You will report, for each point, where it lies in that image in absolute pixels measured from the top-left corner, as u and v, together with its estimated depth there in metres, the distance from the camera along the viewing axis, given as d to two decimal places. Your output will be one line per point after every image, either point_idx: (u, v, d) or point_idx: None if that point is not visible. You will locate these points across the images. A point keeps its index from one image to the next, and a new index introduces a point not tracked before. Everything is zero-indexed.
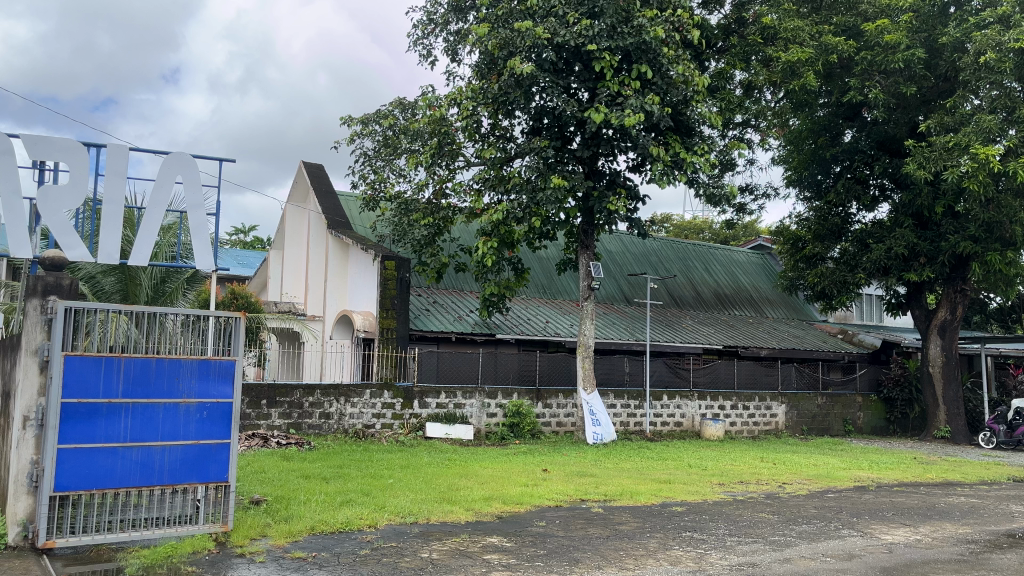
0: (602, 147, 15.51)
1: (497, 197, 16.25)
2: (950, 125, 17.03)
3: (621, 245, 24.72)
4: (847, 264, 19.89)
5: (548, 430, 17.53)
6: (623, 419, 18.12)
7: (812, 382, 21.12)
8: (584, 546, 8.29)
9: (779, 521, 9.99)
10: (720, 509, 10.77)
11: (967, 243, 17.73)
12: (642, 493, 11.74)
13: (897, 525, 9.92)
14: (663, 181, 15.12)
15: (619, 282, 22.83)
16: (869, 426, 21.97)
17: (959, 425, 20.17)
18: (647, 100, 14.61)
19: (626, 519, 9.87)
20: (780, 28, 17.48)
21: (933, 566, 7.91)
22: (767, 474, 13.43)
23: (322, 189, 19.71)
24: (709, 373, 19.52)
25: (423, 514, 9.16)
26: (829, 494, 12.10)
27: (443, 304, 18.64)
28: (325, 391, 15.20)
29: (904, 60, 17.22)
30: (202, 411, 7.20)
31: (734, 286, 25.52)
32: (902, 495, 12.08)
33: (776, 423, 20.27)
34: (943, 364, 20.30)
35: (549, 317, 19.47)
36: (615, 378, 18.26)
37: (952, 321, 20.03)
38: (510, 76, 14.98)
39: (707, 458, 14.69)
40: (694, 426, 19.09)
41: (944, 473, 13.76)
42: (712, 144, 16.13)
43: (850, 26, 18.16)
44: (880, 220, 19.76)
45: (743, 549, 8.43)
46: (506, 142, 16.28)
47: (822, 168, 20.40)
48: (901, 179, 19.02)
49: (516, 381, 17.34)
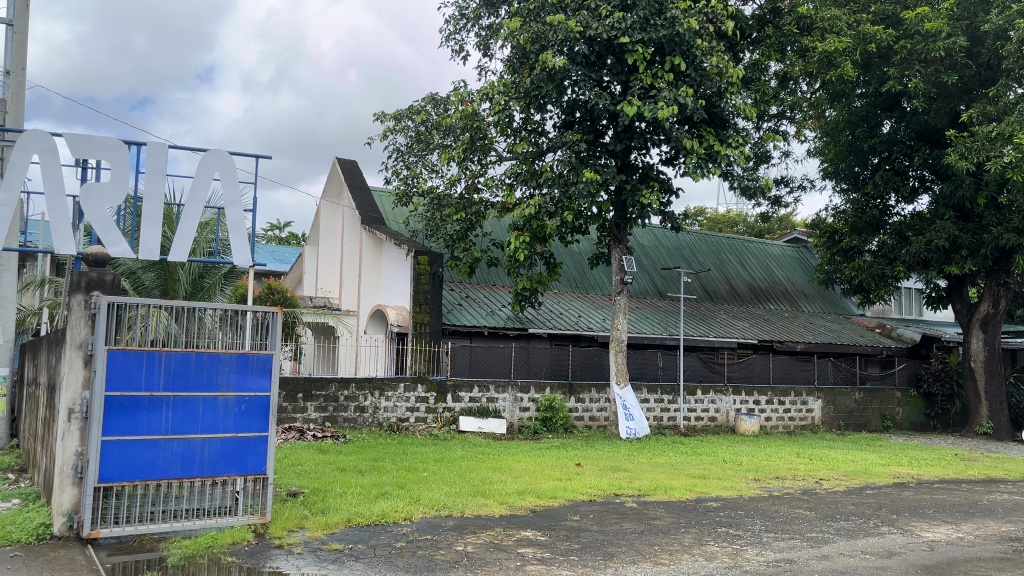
0: (635, 140, 15.38)
1: (529, 191, 16.24)
2: (993, 115, 16.62)
3: (654, 239, 24.58)
4: (886, 257, 19.57)
5: (581, 424, 17.48)
6: (656, 414, 18.03)
7: (848, 377, 20.84)
8: (619, 541, 8.28)
9: (817, 517, 9.88)
10: (756, 504, 10.67)
11: (1011, 235, 17.28)
12: (676, 488, 11.69)
13: (937, 522, 9.74)
14: (697, 174, 14.99)
15: (652, 277, 22.71)
16: (908, 422, 21.60)
17: (1003, 421, 19.68)
18: (681, 92, 14.49)
19: (660, 514, 9.84)
20: (817, 18, 17.22)
21: (975, 565, 7.76)
22: (804, 470, 13.27)
23: (355, 184, 19.84)
24: (744, 367, 19.39)
25: (458, 507, 9.22)
26: (868, 491, 11.92)
27: (476, 298, 18.71)
28: (360, 384, 15.33)
29: (944, 48, 16.83)
30: (240, 405, 7.30)
31: (769, 280, 25.22)
32: (943, 492, 11.86)
33: (812, 419, 20.02)
34: (985, 360, 19.84)
35: (582, 312, 19.38)
36: (649, 372, 18.24)
37: (995, 315, 19.55)
38: (542, 70, 14.93)
39: (741, 453, 14.58)
40: (728, 422, 18.94)
41: (987, 470, 13.45)
42: (746, 136, 15.94)
43: (889, 14, 17.80)
44: (919, 211, 19.32)
45: (780, 546, 8.35)
46: (538, 136, 16.26)
47: (859, 160, 20.02)
48: (942, 170, 18.63)
49: (549, 376, 17.32)
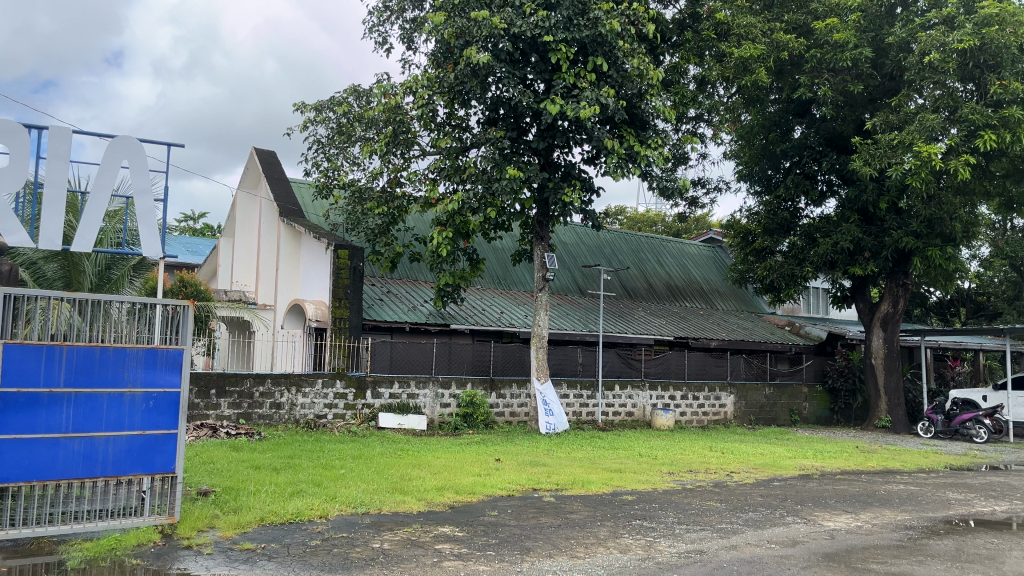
0: (557, 138, 15.51)
1: (453, 186, 16.19)
2: (895, 123, 17.07)
3: (576, 237, 24.87)
4: (795, 258, 20.31)
5: (501, 420, 17.55)
6: (575, 409, 18.30)
7: (759, 373, 21.57)
8: (535, 535, 8.38)
9: (727, 509, 10.22)
10: (669, 497, 10.97)
11: (910, 238, 18.16)
12: (593, 482, 11.89)
13: (838, 512, 10.21)
14: (618, 174, 15.23)
15: (573, 274, 22.96)
16: (815, 416, 22.48)
17: (900, 415, 20.60)
18: (603, 92, 14.71)
19: (577, 507, 10.00)
20: (733, 25, 17.80)
21: (872, 552, 8.19)
22: (716, 463, 13.68)
23: (274, 175, 19.38)
24: (660, 363, 19.81)
25: (375, 504, 9.13)
26: (775, 483, 12.40)
27: (398, 293, 18.53)
28: (276, 380, 15.01)
29: (852, 58, 17.50)
30: (148, 402, 7.06)
31: (685, 279, 25.85)
32: (844, 483, 12.44)
33: (725, 413, 20.64)
34: (884, 356, 20.78)
35: (504, 307, 19.43)
36: (569, 368, 18.42)
37: (894, 314, 20.52)
38: (466, 65, 14.92)
39: (656, 447, 14.92)
40: (645, 416, 19.33)
41: (884, 462, 14.15)
42: (665, 137, 16.32)
43: (800, 23, 18.43)
44: (827, 214, 20.09)
45: (692, 537, 8.60)
46: (462, 132, 16.23)
47: (772, 163, 20.69)
48: (848, 176, 19.40)
49: (470, 372, 17.34)
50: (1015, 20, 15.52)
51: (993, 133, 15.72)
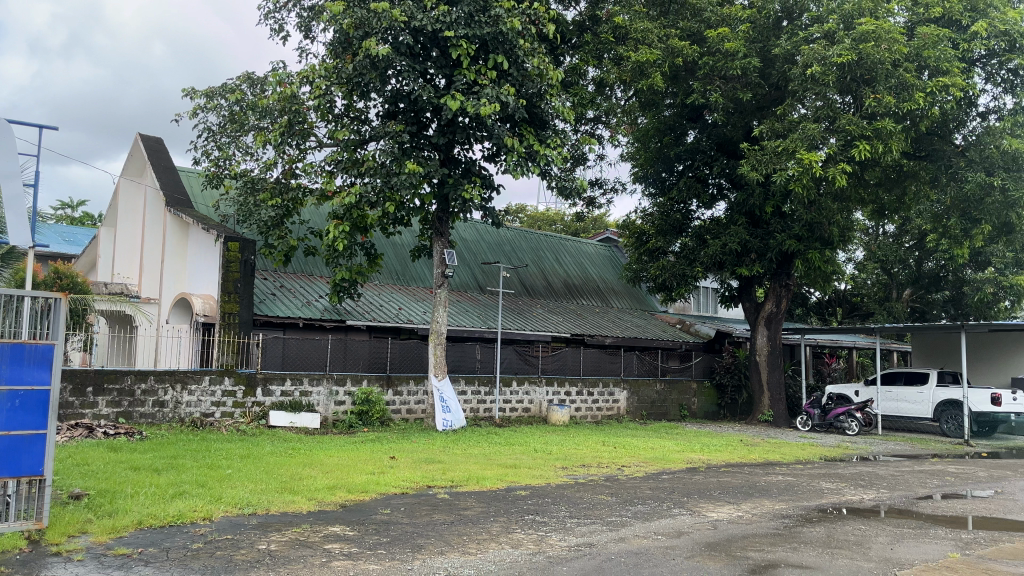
0: (457, 135, 15.46)
1: (350, 179, 15.88)
2: (780, 132, 17.86)
3: (476, 234, 24.90)
4: (686, 258, 20.99)
5: (397, 417, 17.38)
6: (473, 406, 18.34)
7: (651, 369, 22.20)
8: (427, 532, 8.33)
9: (617, 502, 10.46)
10: (562, 492, 11.14)
11: (792, 241, 19.06)
12: (487, 478, 11.94)
13: (722, 503, 10.61)
14: (517, 172, 15.29)
15: (472, 270, 22.96)
16: (703, 411, 23.32)
17: (781, 410, 21.59)
18: (503, 90, 14.75)
19: (471, 504, 10.01)
20: (630, 29, 18.33)
21: (751, 540, 8.56)
22: (608, 458, 13.97)
23: (160, 163, 18.54)
24: (557, 359, 20.09)
25: (262, 505, 8.87)
26: (664, 476, 12.79)
27: (291, 288, 18.05)
28: (160, 377, 14.39)
29: (741, 67, 18.10)
30: (13, 400, 6.60)
31: (583, 277, 26.28)
32: (728, 475, 12.95)
33: (618, 409, 21.15)
34: (768, 354, 21.72)
35: (402, 304, 19.21)
36: (467, 365, 18.41)
37: (777, 313, 21.47)
38: (364, 57, 14.67)
39: (551, 443, 15.09)
40: (541, 412, 19.56)
41: (766, 455, 14.79)
42: (564, 138, 16.52)
43: (694, 31, 18.95)
44: (717, 217, 20.86)
45: (582, 531, 8.75)
46: (360, 125, 15.97)
47: (666, 166, 21.30)
48: (737, 180, 20.20)
49: (366, 369, 17.08)
50: (889, 38, 16.36)
51: (867, 143, 16.62)
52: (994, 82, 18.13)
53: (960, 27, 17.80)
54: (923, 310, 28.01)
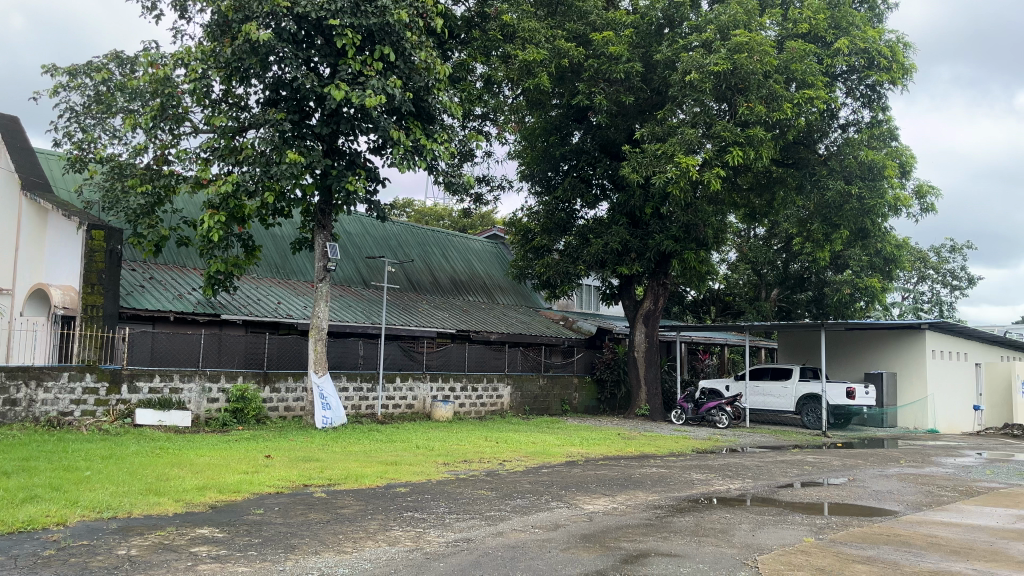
0: (341, 125, 15.13)
1: (227, 168, 15.29)
2: (660, 135, 18.47)
3: (360, 227, 24.49)
4: (570, 256, 21.38)
5: (275, 415, 16.88)
6: (355, 402, 18.03)
7: (534, 364, 22.50)
8: (302, 532, 8.12)
9: (496, 496, 10.53)
10: (442, 488, 11.12)
11: (670, 242, 19.77)
12: (367, 475, 11.77)
13: (598, 496, 10.87)
14: (403, 166, 15.09)
15: (355, 264, 22.57)
16: (584, 406, 23.85)
17: (657, 404, 22.33)
18: (389, 82, 14.57)
19: (348, 502, 9.83)
20: (518, 28, 18.48)
21: (624, 531, 8.81)
22: (489, 453, 14.04)
23: (15, 144, 17.24)
24: (442, 355, 20.06)
25: (124, 508, 8.40)
26: (543, 470, 12.99)
27: (162, 280, 17.19)
28: (12, 373, 13.37)
29: (624, 71, 18.70)
30: None
31: (468, 274, 26.31)
32: (605, 468, 13.29)
33: (501, 404, 21.32)
34: (646, 350, 22.41)
35: (281, 298, 18.64)
36: (349, 361, 18.13)
37: (655, 311, 22.20)
38: (244, 42, 14.16)
39: (433, 439, 15.04)
40: (424, 408, 19.47)
41: (642, 447, 15.27)
42: (451, 133, 16.49)
43: (580, 33, 19.32)
44: (599, 216, 21.35)
45: (460, 526, 8.76)
46: (239, 111, 15.40)
47: (551, 165, 21.63)
48: (619, 181, 20.77)
49: (242, 365, 16.49)
50: (761, 50, 17.19)
51: (740, 149, 17.43)
52: (854, 97, 19.40)
53: (825, 43, 18.91)
54: (789, 309, 29.87)
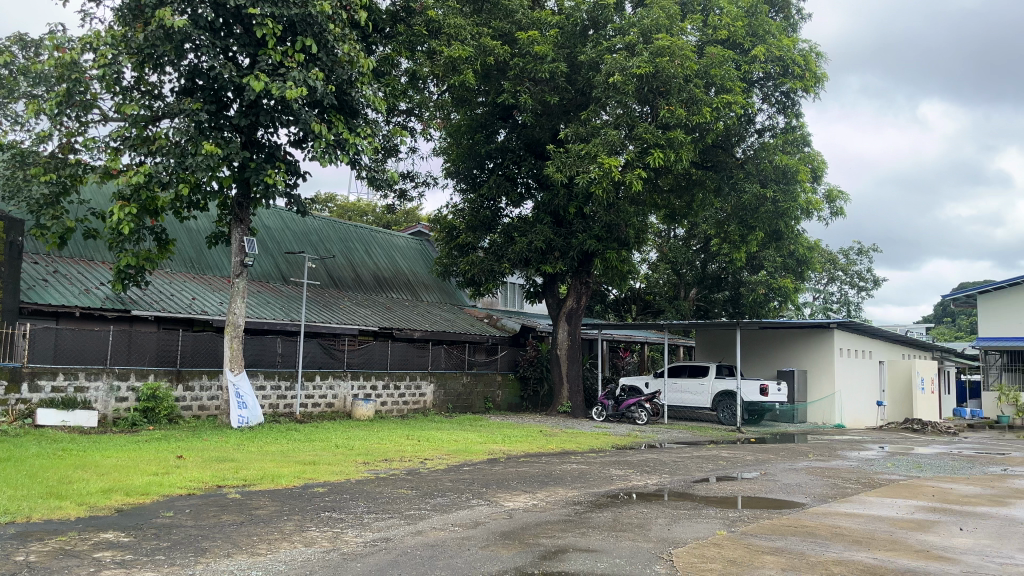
0: (260, 117, 14.74)
1: (139, 158, 14.73)
2: (584, 135, 18.67)
3: (280, 222, 23.95)
4: (494, 255, 21.41)
5: (188, 414, 16.35)
6: (272, 401, 17.65)
7: (458, 362, 22.45)
8: (214, 535, 7.89)
9: (416, 495, 10.46)
10: (361, 487, 10.98)
11: (593, 241, 20.02)
12: (283, 476, 11.52)
13: (519, 493, 10.92)
14: (324, 160, 14.80)
15: (275, 260, 22.06)
16: (506, 403, 23.95)
17: (578, 401, 22.57)
18: (311, 75, 14.29)
19: (263, 503, 9.60)
20: (444, 24, 18.47)
21: (544, 528, 8.88)
22: (410, 452, 13.94)
23: None
24: (363, 353, 19.83)
25: (22, 512, 7.98)
26: (464, 468, 12.97)
27: (67, 274, 16.42)
28: None
29: (549, 71, 18.81)
30: None
31: (392, 270, 26.04)
32: (526, 465, 13.36)
33: (424, 402, 21.20)
34: (568, 348, 22.62)
35: (196, 293, 18.06)
36: (267, 359, 17.71)
37: (578, 309, 22.44)
38: (158, 28, 13.68)
39: (353, 438, 14.83)
40: (345, 407, 19.20)
41: (562, 444, 15.41)
42: (374, 128, 16.29)
43: (505, 32, 19.37)
44: (524, 215, 21.44)
45: (378, 526, 8.66)
46: (153, 100, 14.85)
47: (476, 163, 21.60)
48: (543, 180, 20.92)
49: (154, 363, 15.90)
50: (682, 54, 17.58)
51: (661, 151, 17.79)
52: (769, 103, 20.03)
53: (743, 50, 19.45)
54: (706, 308, 30.51)
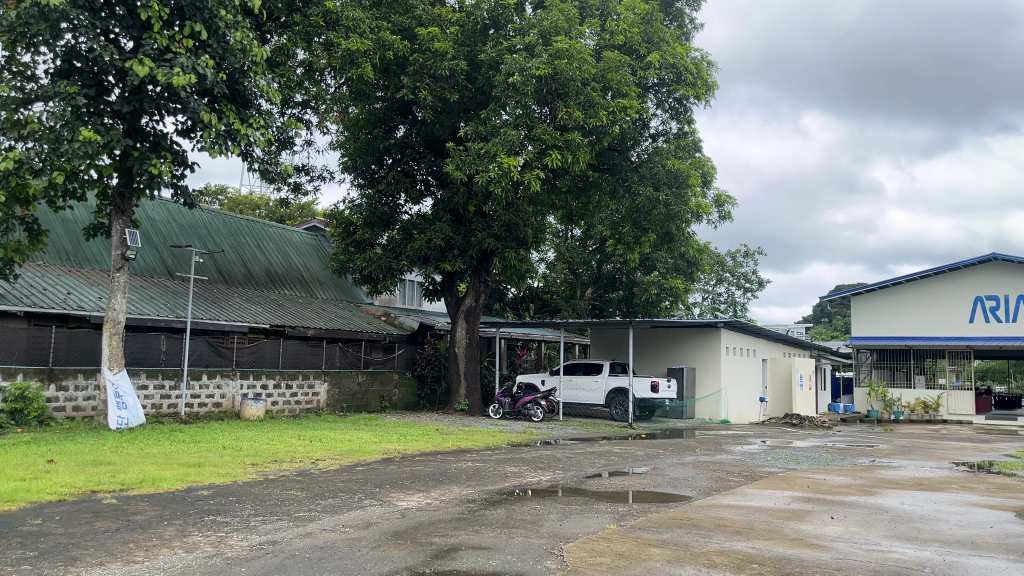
0: (144, 104, 14.05)
1: (8, 143, 13.78)
2: (483, 134, 18.70)
3: (166, 214, 22.92)
4: (392, 252, 21.18)
5: (61, 416, 15.41)
6: (155, 402, 16.92)
7: (353, 361, 22.13)
8: (86, 542, 7.46)
9: (307, 496, 10.22)
10: (248, 489, 10.63)
11: (491, 240, 20.09)
12: (165, 479, 11.02)
13: (412, 492, 10.83)
14: (214, 151, 14.25)
15: (160, 254, 21.09)
16: (403, 402, 23.76)
17: (476, 399, 22.57)
18: (200, 62, 13.74)
19: (142, 508, 9.15)
20: (341, 16, 18.19)
21: (437, 526, 8.84)
22: (302, 452, 13.61)
23: None
24: (254, 351, 19.26)
25: None
26: (357, 468, 12.76)
27: None
28: None
29: (449, 68, 18.73)
30: None
31: (285, 266, 25.34)
32: (420, 464, 13.27)
33: (317, 402, 20.79)
34: (466, 346, 22.60)
35: (71, 288, 17.05)
36: (149, 358, 16.90)
37: (476, 307, 22.46)
38: (31, 5, 12.84)
39: (241, 439, 14.36)
40: (234, 407, 18.59)
41: (458, 442, 15.39)
42: (268, 120, 15.81)
43: (405, 27, 19.16)
44: (423, 212, 21.31)
45: (266, 529, 8.40)
46: (24, 81, 13.93)
47: (374, 158, 21.29)
48: (442, 177, 20.84)
49: (23, 361, 14.92)
50: (580, 58, 17.89)
51: (558, 152, 18.06)
52: (663, 108, 20.65)
53: (639, 56, 19.95)
54: (601, 308, 31.16)
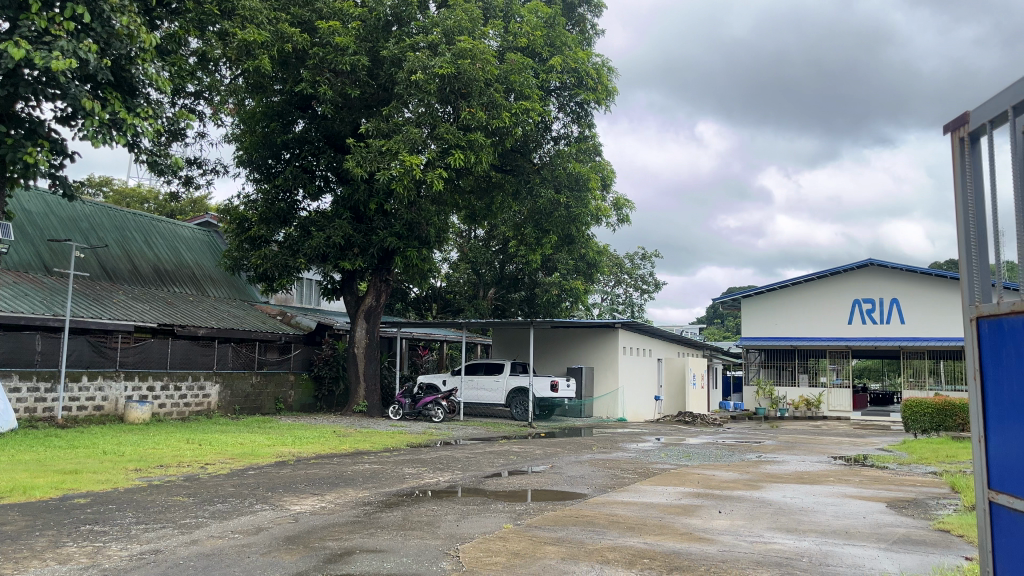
0: (20, 88, 13.17)
1: None
2: (385, 131, 18.50)
3: (43, 207, 21.64)
4: (289, 249, 20.66)
5: None
6: (29, 405, 15.92)
7: (246, 362, 21.48)
8: None
9: (194, 502, 9.82)
10: (130, 496, 10.12)
11: (392, 239, 19.87)
12: (38, 487, 10.36)
13: (306, 495, 10.58)
14: (96, 141, 13.50)
15: (37, 249, 19.87)
16: (299, 404, 23.28)
17: (375, 400, 22.22)
18: (82, 46, 13.02)
19: (10, 518, 8.57)
20: (238, 5, 17.63)
21: (331, 530, 8.66)
22: (190, 457, 13.07)
23: None
24: (139, 351, 18.42)
25: None
26: (249, 472, 12.36)
27: None
28: None
29: (350, 63, 18.43)
30: None
31: (175, 263, 24.32)
32: (315, 467, 12.98)
33: (208, 404, 20.13)
34: (365, 346, 22.26)
35: None
36: (22, 358, 15.94)
37: (376, 307, 22.17)
38: None
39: (124, 444, 13.67)
40: (117, 410, 17.71)
41: (356, 444, 15.14)
42: (157, 110, 15.15)
43: (305, 20, 18.71)
44: (322, 209, 20.89)
45: (148, 537, 8.02)
46: None
47: (271, 153, 20.66)
48: (342, 174, 20.47)
49: None
50: (483, 58, 17.93)
51: (461, 152, 18.06)
52: (564, 112, 20.97)
53: (541, 59, 20.16)
54: (503, 308, 31.31)
